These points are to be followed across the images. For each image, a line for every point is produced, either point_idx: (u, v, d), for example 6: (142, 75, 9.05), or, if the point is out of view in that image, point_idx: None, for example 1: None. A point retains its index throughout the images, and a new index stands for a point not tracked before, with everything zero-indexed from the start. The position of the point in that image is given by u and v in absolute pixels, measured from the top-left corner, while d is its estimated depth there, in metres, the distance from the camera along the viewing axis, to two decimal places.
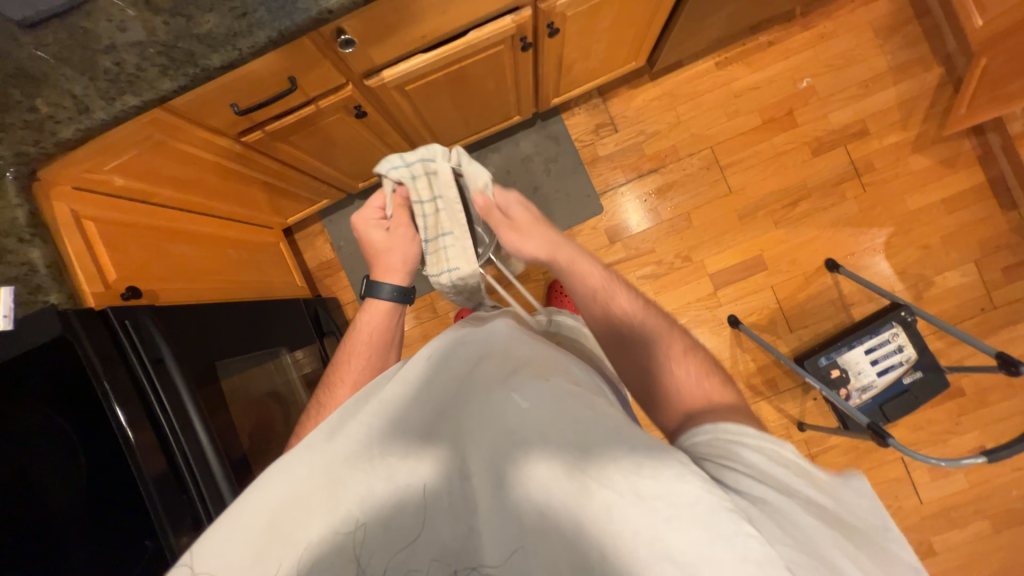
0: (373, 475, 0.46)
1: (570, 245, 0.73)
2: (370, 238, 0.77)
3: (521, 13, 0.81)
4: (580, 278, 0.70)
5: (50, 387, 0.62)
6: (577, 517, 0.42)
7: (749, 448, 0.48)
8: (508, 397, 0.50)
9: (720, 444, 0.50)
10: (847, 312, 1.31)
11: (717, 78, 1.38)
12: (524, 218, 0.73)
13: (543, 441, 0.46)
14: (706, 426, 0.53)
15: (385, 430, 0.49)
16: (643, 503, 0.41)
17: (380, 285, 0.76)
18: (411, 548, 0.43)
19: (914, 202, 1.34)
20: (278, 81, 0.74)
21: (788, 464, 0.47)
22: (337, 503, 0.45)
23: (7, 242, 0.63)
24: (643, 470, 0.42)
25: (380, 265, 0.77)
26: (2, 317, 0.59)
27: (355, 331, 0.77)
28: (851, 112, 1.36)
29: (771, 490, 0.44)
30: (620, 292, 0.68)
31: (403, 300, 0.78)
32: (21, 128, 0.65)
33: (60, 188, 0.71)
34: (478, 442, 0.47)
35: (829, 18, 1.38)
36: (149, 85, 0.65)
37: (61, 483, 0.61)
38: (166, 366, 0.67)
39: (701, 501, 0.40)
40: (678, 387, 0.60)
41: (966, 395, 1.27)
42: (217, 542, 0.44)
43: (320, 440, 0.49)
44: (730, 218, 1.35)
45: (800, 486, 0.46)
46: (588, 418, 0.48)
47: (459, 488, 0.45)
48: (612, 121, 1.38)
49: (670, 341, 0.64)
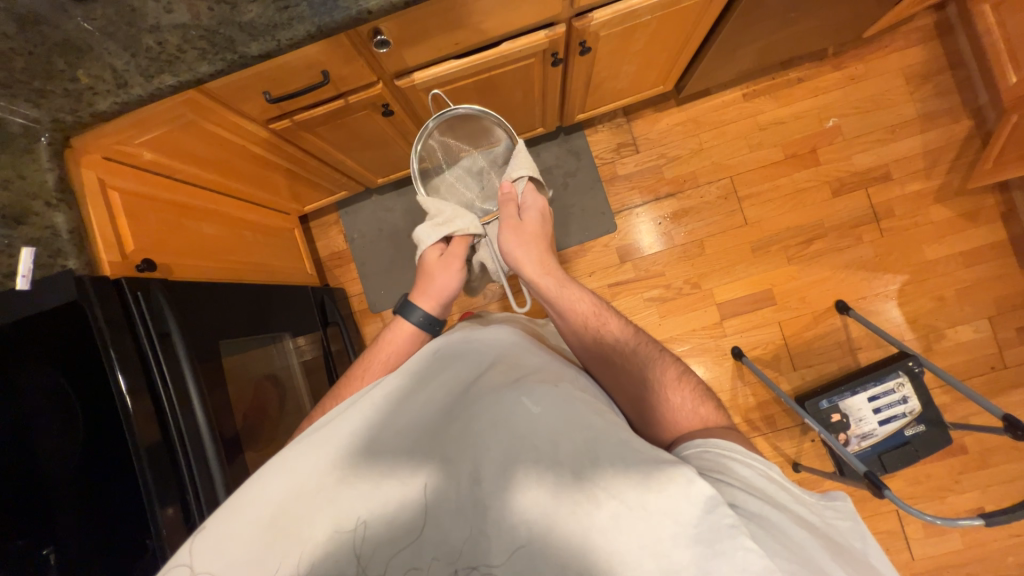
0: (379, 472, 0.46)
1: (563, 270, 0.73)
2: (424, 257, 0.78)
3: (554, 29, 0.82)
4: (568, 307, 0.69)
5: (54, 349, 0.62)
6: (585, 527, 0.42)
7: (738, 460, 0.49)
8: (516, 400, 0.50)
9: (710, 456, 0.51)
10: (853, 355, 1.30)
11: (743, 109, 1.38)
12: (529, 226, 0.74)
13: (552, 448, 0.46)
14: (696, 443, 0.53)
15: (391, 429, 0.49)
16: (649, 516, 0.41)
17: (413, 308, 0.75)
18: (419, 543, 0.43)
19: (932, 252, 1.32)
20: (312, 75, 0.75)
21: (774, 479, 0.49)
22: (344, 500, 0.45)
23: (36, 205, 0.65)
24: (650, 480, 0.42)
25: (421, 286, 0.76)
26: (21, 277, 0.61)
27: (371, 354, 0.72)
28: (875, 156, 1.36)
29: (764, 502, 0.45)
30: (610, 317, 0.68)
31: (430, 328, 0.75)
32: (61, 97, 0.67)
33: (89, 156, 0.73)
34: (484, 447, 0.47)
35: (861, 61, 1.38)
36: (186, 67, 0.67)
37: (56, 451, 0.62)
38: (170, 339, 0.69)
39: (705, 517, 0.41)
40: (670, 405, 0.59)
41: (968, 452, 1.24)
42: (218, 538, 0.44)
43: (325, 436, 0.49)
44: (743, 249, 1.35)
45: (788, 501, 0.47)
46: (595, 424, 0.48)
47: (465, 491, 0.45)
48: (634, 142, 1.38)
49: (663, 366, 0.63)
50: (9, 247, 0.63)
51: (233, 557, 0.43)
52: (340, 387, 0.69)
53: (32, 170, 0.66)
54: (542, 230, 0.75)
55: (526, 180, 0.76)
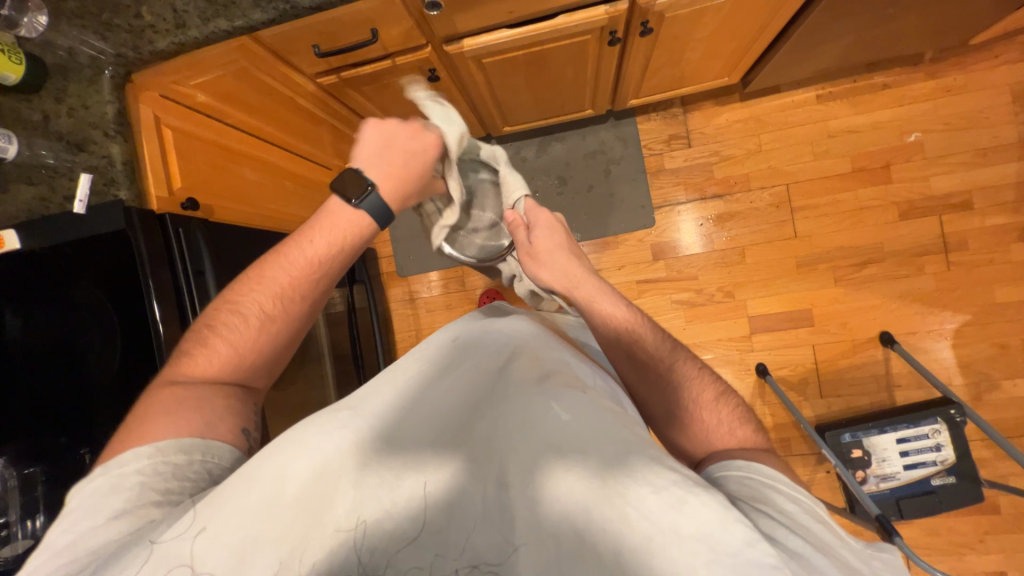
0: (401, 465, 0.44)
1: (594, 279, 0.68)
2: (406, 145, 0.66)
3: (616, 6, 0.78)
4: (601, 318, 0.64)
5: (103, 272, 0.67)
6: (615, 543, 0.39)
7: (779, 493, 0.46)
8: (545, 405, 0.47)
9: (751, 484, 0.47)
10: (888, 392, 1.22)
11: (814, 112, 1.27)
12: (548, 242, 0.70)
13: (582, 455, 0.43)
14: (735, 466, 0.50)
15: (415, 423, 0.48)
16: (682, 545, 0.38)
17: (368, 187, 0.62)
18: (440, 542, 0.41)
19: (1002, 295, 1.20)
20: (361, 31, 0.75)
21: (818, 517, 0.44)
22: (366, 488, 0.43)
23: (95, 134, 0.70)
24: (684, 506, 0.39)
25: (383, 170, 0.64)
26: (78, 202, 0.67)
27: (296, 245, 0.62)
28: (958, 180, 1.22)
29: (808, 543, 0.40)
30: (644, 328, 0.63)
31: (380, 218, 0.64)
32: (125, 32, 0.69)
33: (148, 93, 0.76)
34: (512, 450, 0.45)
35: (962, 71, 1.23)
36: (241, 13, 0.68)
37: (100, 361, 0.68)
38: (204, 279, 0.73)
39: (744, 549, 0.37)
40: (702, 425, 0.56)
41: (1001, 513, 1.16)
42: (233, 515, 0.41)
43: (343, 419, 0.47)
44: (787, 263, 1.27)
45: (834, 545, 0.42)
46: (627, 439, 0.44)
47: (491, 497, 0.43)
48: (687, 135, 1.31)
49: (699, 386, 0.59)
50: (72, 170, 0.69)
51: (246, 536, 0.41)
52: (268, 270, 0.61)
53: (94, 101, 0.70)
54: (559, 242, 0.71)
55: (523, 201, 0.74)
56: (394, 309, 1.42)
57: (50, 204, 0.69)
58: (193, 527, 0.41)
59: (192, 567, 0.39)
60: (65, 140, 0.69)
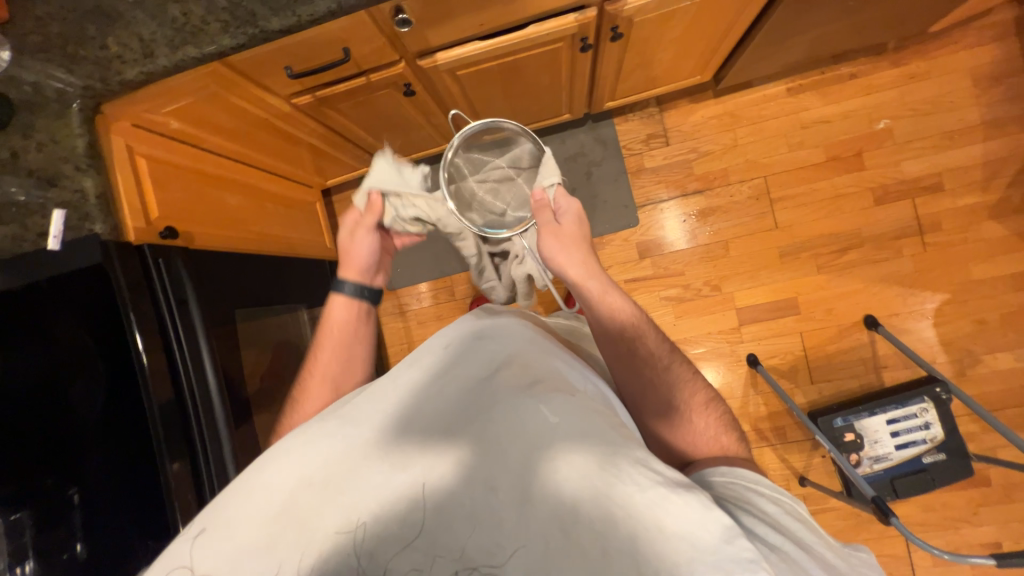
0: (390, 471, 0.44)
1: (606, 273, 0.66)
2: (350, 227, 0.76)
3: (585, 13, 0.79)
4: (608, 314, 0.62)
5: (82, 310, 0.67)
6: (602, 541, 0.41)
7: (761, 495, 0.49)
8: (534, 406, 0.46)
9: (735, 487, 0.50)
10: (876, 374, 1.24)
11: (786, 105, 1.30)
12: (573, 230, 0.66)
13: (570, 457, 0.43)
14: (722, 470, 0.52)
15: (402, 424, 0.46)
16: (667, 539, 0.40)
17: (341, 282, 0.76)
18: (430, 545, 0.41)
19: (978, 272, 1.23)
20: (332, 51, 0.75)
21: (799, 518, 0.48)
22: (355, 495, 0.43)
23: (67, 168, 0.67)
24: (666, 503, 0.40)
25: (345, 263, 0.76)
26: (53, 238, 0.64)
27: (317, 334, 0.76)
28: (927, 164, 1.26)
29: (786, 539, 0.44)
30: (647, 330, 0.64)
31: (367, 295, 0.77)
32: (91, 63, 0.68)
33: (118, 124, 0.74)
34: (501, 452, 0.44)
35: (924, 58, 1.26)
36: (210, 39, 0.67)
37: (86, 400, 0.67)
38: (187, 306, 0.72)
39: (723, 546, 0.39)
40: (691, 427, 0.60)
41: (991, 485, 1.19)
42: (229, 523, 0.42)
43: (333, 427, 0.46)
44: (770, 254, 1.29)
45: (812, 542, 0.45)
46: (615, 439, 0.45)
47: (479, 498, 0.43)
48: (664, 133, 1.33)
49: (692, 391, 0.63)
50: (44, 206, 0.66)
51: (236, 546, 0.41)
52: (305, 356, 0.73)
53: (64, 134, 0.68)
54: (582, 233, 0.67)
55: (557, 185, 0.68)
56: (385, 323, 1.41)
57: (23, 240, 0.65)
58: (193, 529, 0.42)
59: (191, 569, 0.40)
60: (36, 176, 0.67)
